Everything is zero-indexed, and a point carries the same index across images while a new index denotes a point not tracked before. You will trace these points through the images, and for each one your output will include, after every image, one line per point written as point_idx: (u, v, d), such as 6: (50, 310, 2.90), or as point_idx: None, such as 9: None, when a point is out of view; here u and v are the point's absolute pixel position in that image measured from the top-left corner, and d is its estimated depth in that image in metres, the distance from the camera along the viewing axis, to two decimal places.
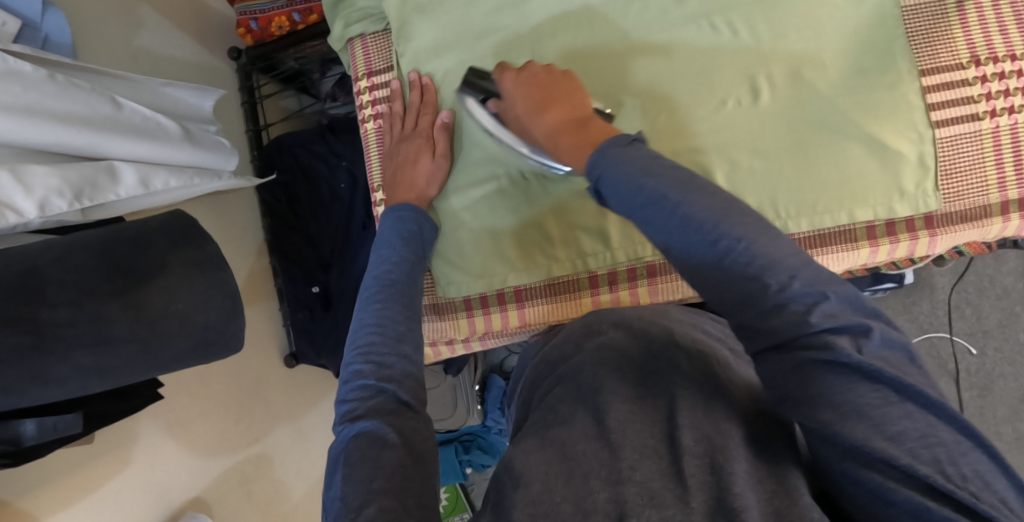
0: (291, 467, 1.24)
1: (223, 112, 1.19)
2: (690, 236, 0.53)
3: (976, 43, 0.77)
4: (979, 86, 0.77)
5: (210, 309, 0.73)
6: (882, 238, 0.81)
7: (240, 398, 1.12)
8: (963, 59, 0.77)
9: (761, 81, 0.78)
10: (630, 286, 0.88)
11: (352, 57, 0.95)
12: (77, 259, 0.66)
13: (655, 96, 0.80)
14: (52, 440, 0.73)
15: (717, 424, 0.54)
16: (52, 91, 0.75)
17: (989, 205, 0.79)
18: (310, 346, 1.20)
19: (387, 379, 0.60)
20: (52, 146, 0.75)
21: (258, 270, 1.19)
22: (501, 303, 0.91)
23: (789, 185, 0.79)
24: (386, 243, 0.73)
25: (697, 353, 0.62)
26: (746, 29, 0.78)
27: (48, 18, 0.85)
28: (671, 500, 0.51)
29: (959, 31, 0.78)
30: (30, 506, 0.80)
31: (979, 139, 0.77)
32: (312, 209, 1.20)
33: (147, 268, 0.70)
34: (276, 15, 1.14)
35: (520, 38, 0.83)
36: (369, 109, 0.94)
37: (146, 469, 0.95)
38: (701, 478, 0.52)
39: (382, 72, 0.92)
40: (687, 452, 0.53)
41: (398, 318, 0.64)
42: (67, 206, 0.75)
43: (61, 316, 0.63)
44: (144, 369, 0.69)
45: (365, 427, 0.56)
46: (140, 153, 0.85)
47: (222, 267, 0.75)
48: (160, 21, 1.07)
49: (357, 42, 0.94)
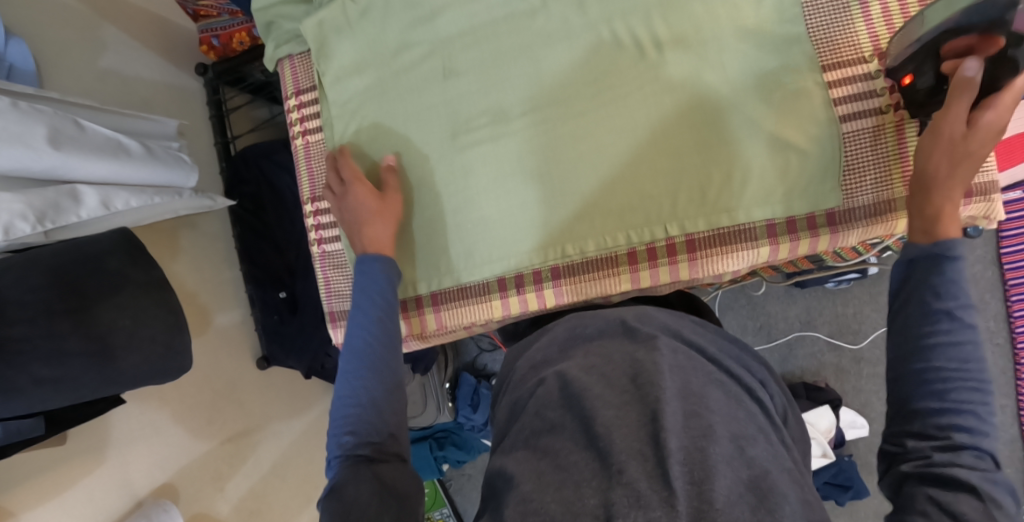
0: (268, 466, 1.24)
1: (190, 128, 1.20)
2: (945, 348, 0.57)
3: (880, 37, 0.73)
4: (883, 79, 0.72)
5: (153, 324, 0.82)
6: (783, 237, 0.75)
7: (213, 400, 1.13)
8: (865, 52, 0.73)
9: (672, 82, 0.74)
10: (537, 288, 0.84)
11: (283, 77, 0.96)
12: (33, 278, 0.71)
13: (562, 108, 0.78)
14: (17, 443, 0.75)
15: (698, 440, 0.55)
16: (14, 117, 0.77)
17: (893, 199, 0.72)
18: (279, 349, 1.20)
19: (371, 449, 0.64)
20: (16, 171, 0.77)
21: (228, 279, 1.20)
22: (417, 308, 0.89)
23: (701, 189, 0.75)
24: (360, 309, 0.74)
25: (677, 366, 0.63)
26: (648, 36, 0.75)
27: (11, 46, 0.87)
28: (657, 501, 0.51)
29: (861, 25, 0.73)
30: (6, 503, 0.82)
31: (882, 133, 0.72)
32: (277, 217, 1.21)
33: (102, 289, 0.78)
34: (236, 31, 1.18)
35: (432, 56, 0.82)
36: (299, 126, 0.95)
37: (119, 468, 0.96)
38: (685, 483, 0.52)
39: (310, 91, 0.93)
40: (673, 456, 0.54)
41: (377, 391, 0.68)
42: (30, 229, 0.77)
43: (19, 333, 0.69)
44: (97, 384, 0.75)
45: (338, 496, 0.60)
46: (102, 174, 0.87)
47: (165, 287, 0.84)
48: (125, 40, 1.09)
49: (286, 63, 0.95)
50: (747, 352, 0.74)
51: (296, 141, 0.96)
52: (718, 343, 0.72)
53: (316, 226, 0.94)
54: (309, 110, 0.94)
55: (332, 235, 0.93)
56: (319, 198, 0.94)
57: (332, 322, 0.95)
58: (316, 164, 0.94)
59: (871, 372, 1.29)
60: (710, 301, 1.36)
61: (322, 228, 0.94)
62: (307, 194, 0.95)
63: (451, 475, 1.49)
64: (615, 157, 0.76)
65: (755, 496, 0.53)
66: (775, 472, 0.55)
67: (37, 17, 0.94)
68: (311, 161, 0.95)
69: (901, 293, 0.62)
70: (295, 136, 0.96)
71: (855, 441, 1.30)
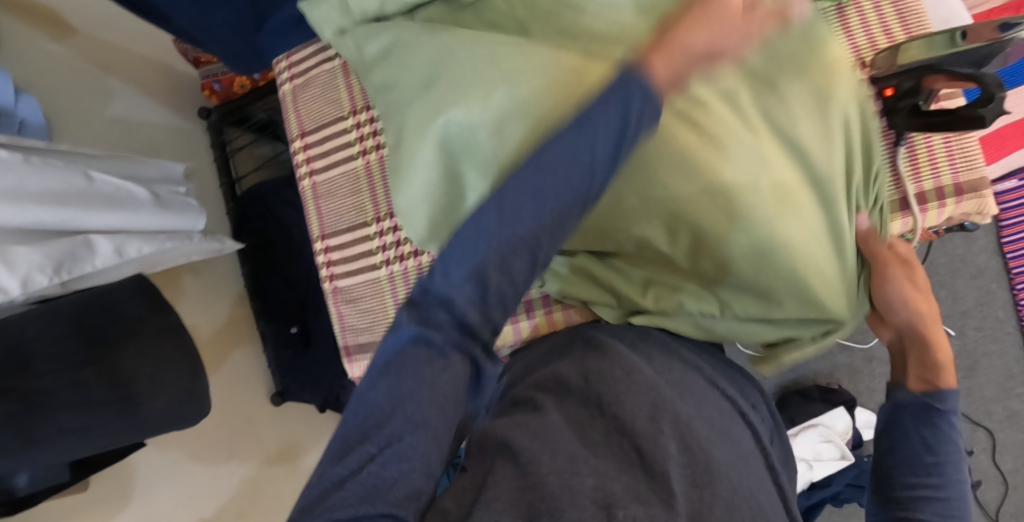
0: (285, 499, 1.24)
1: (196, 171, 1.24)
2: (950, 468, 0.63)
3: (860, 46, 0.73)
4: (867, 87, 0.72)
5: (173, 371, 0.84)
6: None
7: (230, 437, 1.15)
8: (848, 62, 0.73)
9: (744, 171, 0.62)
10: (545, 313, 0.81)
11: (285, 120, 0.97)
12: (55, 328, 0.74)
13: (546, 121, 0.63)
14: (46, 490, 0.77)
15: (702, 444, 0.53)
16: (30, 172, 0.79)
17: (887, 202, 0.71)
18: (295, 383, 1.22)
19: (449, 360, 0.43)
20: (34, 224, 0.79)
21: (240, 316, 1.23)
22: None
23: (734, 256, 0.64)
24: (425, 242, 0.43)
25: (676, 385, 0.60)
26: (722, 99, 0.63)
27: (22, 104, 0.90)
28: (655, 499, 0.46)
29: (842, 36, 0.73)
30: None
31: (871, 139, 0.72)
32: (286, 255, 1.23)
33: (121, 333, 0.81)
34: (237, 76, 1.28)
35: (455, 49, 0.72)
36: (305, 167, 0.94)
37: (143, 510, 0.98)
38: (685, 486, 0.49)
39: (314, 132, 0.93)
40: (673, 458, 0.50)
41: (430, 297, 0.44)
42: (47, 280, 0.80)
43: (46, 385, 0.70)
44: (123, 431, 0.77)
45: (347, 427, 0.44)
46: (112, 223, 0.89)
47: (183, 332, 0.88)
48: (129, 91, 1.13)
49: (289, 106, 0.96)
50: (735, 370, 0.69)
51: (303, 181, 0.95)
52: (716, 364, 0.68)
53: (328, 262, 0.93)
54: (316, 150, 0.93)
55: (344, 269, 0.91)
56: (329, 237, 0.92)
57: (347, 357, 0.92)
58: (321, 203, 0.93)
59: (884, 369, 1.28)
60: None
61: (334, 264, 0.92)
62: (317, 234, 0.94)
63: None
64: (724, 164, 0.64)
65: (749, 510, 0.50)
66: (769, 492, 0.54)
67: (45, 75, 0.97)
68: (319, 201, 0.93)
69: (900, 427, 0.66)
70: (301, 176, 0.95)
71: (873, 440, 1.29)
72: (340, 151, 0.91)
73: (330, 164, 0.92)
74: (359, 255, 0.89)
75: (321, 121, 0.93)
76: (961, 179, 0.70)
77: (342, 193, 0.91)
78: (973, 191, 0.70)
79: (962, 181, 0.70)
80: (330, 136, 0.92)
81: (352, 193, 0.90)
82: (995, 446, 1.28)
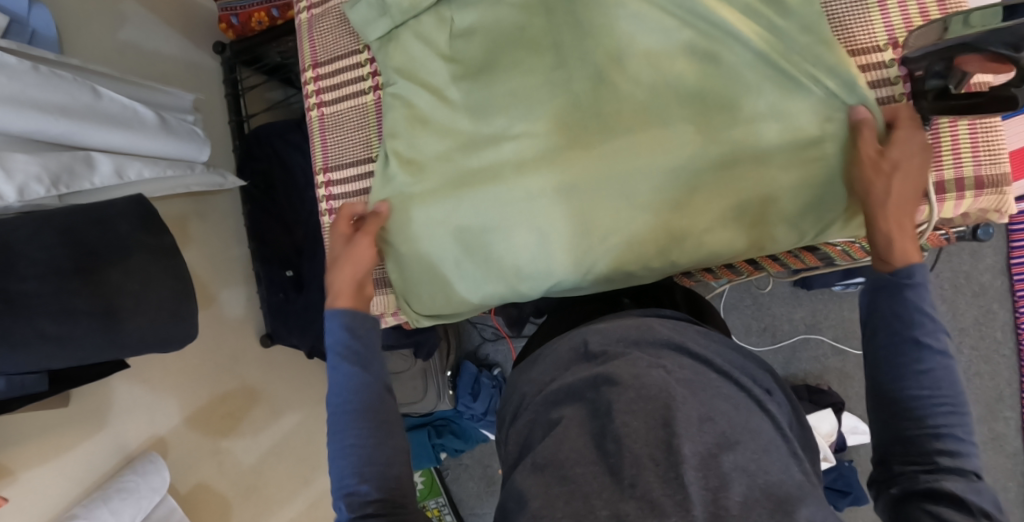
0: (263, 443, 1.24)
1: (205, 106, 1.22)
2: (926, 349, 0.56)
3: (895, 26, 0.71)
4: (898, 68, 0.70)
5: (162, 290, 0.82)
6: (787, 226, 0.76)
7: (214, 374, 1.14)
8: (881, 41, 0.71)
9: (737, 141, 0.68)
10: None
11: (300, 51, 0.94)
12: (46, 235, 0.72)
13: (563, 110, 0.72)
14: (24, 397, 0.76)
15: (718, 440, 0.51)
16: (35, 81, 0.77)
17: None
18: (283, 326, 1.21)
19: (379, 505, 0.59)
20: (35, 133, 0.78)
21: (235, 256, 1.22)
22: None
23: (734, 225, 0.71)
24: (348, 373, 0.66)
25: (686, 377, 0.57)
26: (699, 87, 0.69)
27: (34, 14, 0.87)
28: (671, 507, 0.46)
29: (878, 14, 0.72)
30: (8, 460, 0.82)
31: None
32: (288, 198, 1.22)
33: (112, 251, 0.78)
34: (255, 11, 1.23)
35: (484, 42, 0.76)
36: (314, 98, 0.92)
37: (119, 436, 0.96)
38: (700, 489, 0.47)
39: (327, 63, 0.91)
40: (686, 460, 0.48)
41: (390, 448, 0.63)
42: (45, 191, 0.78)
43: (30, 288, 0.69)
44: (102, 345, 0.75)
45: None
46: (115, 142, 0.88)
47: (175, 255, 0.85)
48: (145, 15, 1.11)
49: (305, 36, 0.94)
50: (750, 358, 0.67)
51: (311, 113, 0.93)
52: (721, 350, 0.65)
53: (328, 196, 0.91)
54: (328, 82, 0.91)
55: (344, 206, 0.90)
56: (331, 169, 0.91)
57: None
58: (327, 136, 0.92)
59: None
60: (715, 299, 1.35)
61: (334, 199, 0.91)
62: (319, 164, 0.93)
63: (449, 465, 1.52)
64: (746, 159, 0.68)
65: (771, 500, 0.48)
66: (802, 486, 0.51)
67: None
68: (325, 134, 0.92)
69: (870, 320, 0.60)
70: (309, 107, 0.94)
71: (856, 446, 1.29)
72: (352, 85, 0.89)
73: (342, 99, 0.90)
74: (361, 192, 0.88)
75: (336, 55, 0.90)
76: (983, 172, 0.69)
77: (349, 126, 0.90)
78: (993, 186, 0.69)
79: (983, 175, 0.69)
80: (342, 69, 0.90)
81: (359, 127, 0.89)
82: (978, 465, 1.28)
